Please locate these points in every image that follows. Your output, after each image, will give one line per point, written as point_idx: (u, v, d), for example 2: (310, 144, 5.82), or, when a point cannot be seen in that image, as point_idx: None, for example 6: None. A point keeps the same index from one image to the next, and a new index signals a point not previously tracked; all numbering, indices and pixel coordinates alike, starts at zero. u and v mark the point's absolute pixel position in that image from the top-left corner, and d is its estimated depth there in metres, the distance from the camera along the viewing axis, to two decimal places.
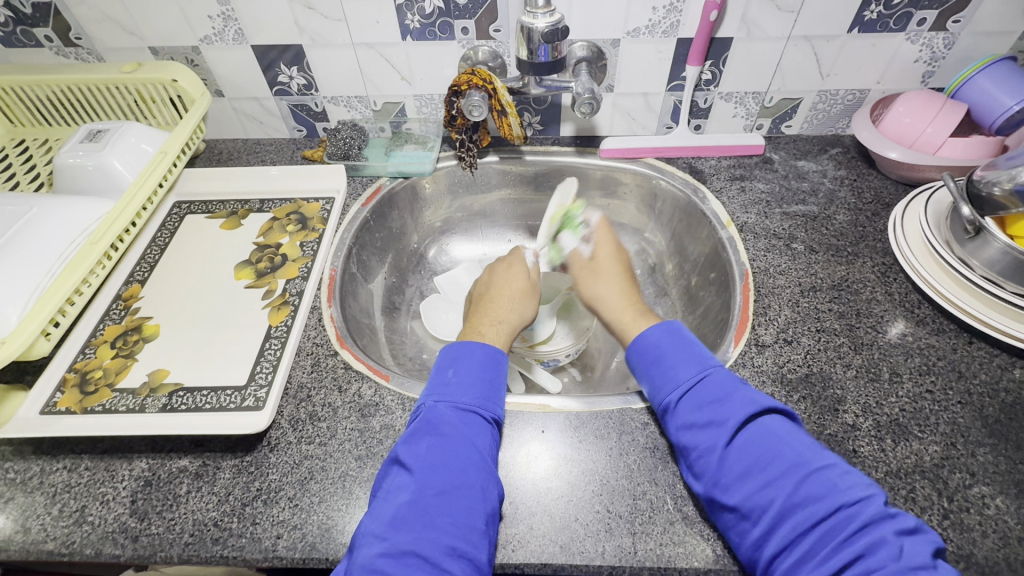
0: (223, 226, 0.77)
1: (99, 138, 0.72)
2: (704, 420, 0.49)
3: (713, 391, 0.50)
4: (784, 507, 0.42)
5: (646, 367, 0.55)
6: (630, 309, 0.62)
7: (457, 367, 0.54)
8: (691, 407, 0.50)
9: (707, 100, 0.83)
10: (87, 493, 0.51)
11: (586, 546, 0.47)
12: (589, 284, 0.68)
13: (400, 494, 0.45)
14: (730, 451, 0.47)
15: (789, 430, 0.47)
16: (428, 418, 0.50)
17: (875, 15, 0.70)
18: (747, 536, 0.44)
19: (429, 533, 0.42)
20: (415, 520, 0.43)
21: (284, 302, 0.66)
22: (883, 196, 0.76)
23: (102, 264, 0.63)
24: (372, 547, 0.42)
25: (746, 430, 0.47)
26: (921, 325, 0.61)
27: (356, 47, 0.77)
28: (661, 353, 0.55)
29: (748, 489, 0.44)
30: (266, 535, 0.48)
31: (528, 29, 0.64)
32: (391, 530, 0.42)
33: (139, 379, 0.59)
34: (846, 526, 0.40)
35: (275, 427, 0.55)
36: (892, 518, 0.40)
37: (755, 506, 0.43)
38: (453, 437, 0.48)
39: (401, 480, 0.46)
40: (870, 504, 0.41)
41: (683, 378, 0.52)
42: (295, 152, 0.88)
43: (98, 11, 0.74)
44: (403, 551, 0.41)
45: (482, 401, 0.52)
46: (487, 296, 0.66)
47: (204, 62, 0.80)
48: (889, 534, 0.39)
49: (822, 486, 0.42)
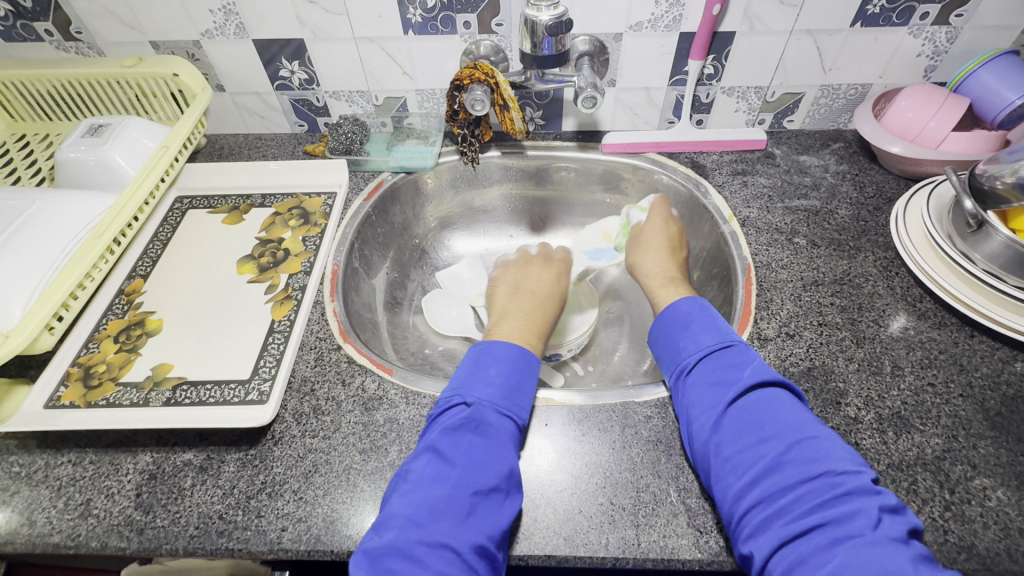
0: (224, 221, 0.77)
1: (101, 133, 0.72)
2: (717, 378, 0.51)
3: (730, 358, 0.52)
4: (771, 464, 0.44)
5: (672, 328, 0.58)
6: (663, 280, 0.67)
7: (506, 373, 0.55)
8: (705, 367, 0.52)
9: (709, 95, 0.83)
10: (92, 486, 0.51)
11: (589, 538, 0.47)
12: (640, 245, 0.74)
13: (434, 488, 0.45)
14: (731, 409, 0.48)
15: (793, 404, 0.48)
16: (473, 415, 0.50)
17: (878, 9, 0.70)
18: (729, 489, 0.44)
19: (464, 527, 0.43)
20: (453, 513, 0.44)
21: (287, 297, 0.66)
22: (885, 191, 0.76)
23: (104, 258, 0.63)
24: (409, 533, 0.42)
25: (752, 395, 0.49)
26: (922, 319, 0.61)
27: (357, 41, 0.76)
28: (688, 318, 0.57)
29: (741, 446, 0.46)
30: (271, 527, 0.48)
31: (532, 22, 0.64)
32: (428, 519, 0.43)
33: (143, 373, 0.59)
34: (828, 491, 0.41)
35: (279, 421, 0.55)
36: (877, 493, 0.41)
37: (744, 461, 0.45)
38: (494, 441, 0.49)
39: (435, 471, 0.46)
40: (856, 477, 0.42)
41: (706, 342, 0.54)
42: (296, 147, 0.88)
43: (98, 5, 0.74)
44: (439, 542, 0.42)
45: (519, 409, 0.53)
46: (521, 296, 0.67)
47: (205, 57, 0.80)
48: (869, 506, 0.40)
49: (814, 453, 0.43)
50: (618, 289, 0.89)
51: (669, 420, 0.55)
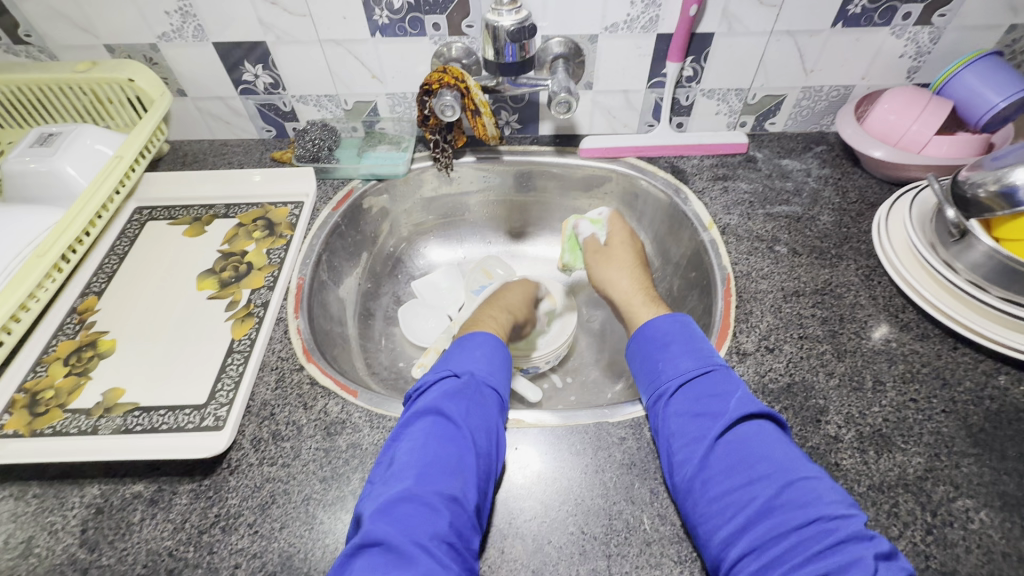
0: (186, 233, 0.74)
1: (51, 142, 0.68)
2: (701, 408, 0.49)
3: (713, 386, 0.50)
4: (762, 508, 0.42)
5: (653, 351, 0.56)
6: (641, 299, 0.65)
7: (488, 351, 0.58)
8: (688, 397, 0.50)
9: (689, 97, 0.81)
10: (34, 522, 0.48)
11: (559, 570, 0.45)
12: (604, 267, 0.71)
13: (450, 445, 0.47)
14: (718, 444, 0.46)
15: (782, 438, 0.46)
16: (467, 385, 0.53)
17: (859, 9, 0.68)
18: (717, 533, 0.42)
19: (474, 486, 0.45)
20: (466, 470, 0.45)
21: (248, 314, 0.63)
22: (867, 196, 0.75)
23: (52, 276, 0.59)
24: (426, 485, 0.44)
25: (738, 428, 0.47)
26: (905, 330, 0.60)
27: (323, 44, 0.73)
28: (668, 340, 0.56)
29: (729, 485, 0.44)
30: (223, 564, 0.46)
31: (494, 27, 0.61)
32: (445, 474, 0.45)
33: (92, 399, 0.56)
34: (823, 538, 0.39)
35: (236, 448, 0.53)
36: (871, 539, 0.39)
37: (733, 502, 0.43)
38: (487, 409, 0.51)
39: (447, 432, 0.48)
40: (850, 522, 0.40)
41: (686, 367, 0.52)
42: (264, 153, 0.85)
43: (46, 6, 0.70)
44: (454, 495, 0.44)
45: (507, 386, 0.56)
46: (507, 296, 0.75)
47: (164, 61, 0.76)
48: (867, 556, 0.38)
49: (807, 494, 0.42)
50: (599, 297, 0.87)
51: (644, 442, 0.52)
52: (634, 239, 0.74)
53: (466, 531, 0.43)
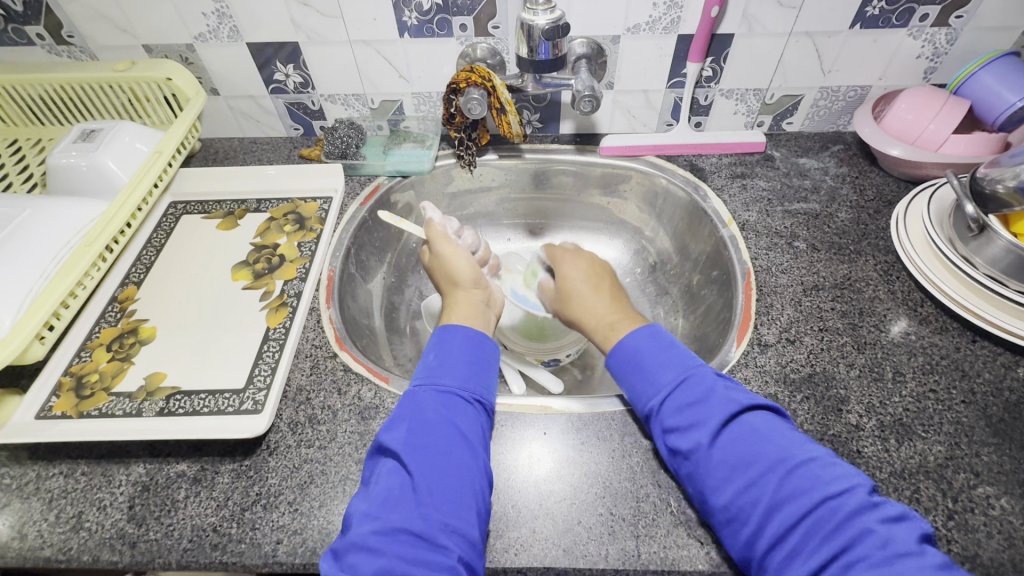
0: (219, 227, 0.76)
1: (93, 138, 0.71)
2: (684, 422, 0.48)
3: (692, 392, 0.49)
4: (771, 504, 0.42)
5: (627, 372, 0.54)
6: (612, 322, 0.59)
7: (440, 353, 0.54)
8: (671, 411, 0.49)
9: (708, 98, 0.82)
10: (84, 499, 0.50)
11: (589, 549, 0.47)
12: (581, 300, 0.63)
13: (391, 478, 0.45)
14: (712, 453, 0.45)
15: (771, 425, 0.46)
16: (409, 402, 0.50)
17: (878, 11, 0.70)
18: (739, 536, 0.43)
19: (421, 511, 0.43)
20: (407, 499, 0.44)
21: (282, 304, 0.66)
22: (885, 194, 0.76)
23: (96, 266, 0.62)
24: (364, 525, 0.42)
25: (727, 431, 0.46)
26: (924, 324, 0.61)
27: (353, 45, 0.76)
28: (641, 356, 0.53)
29: (735, 488, 0.43)
30: (266, 540, 0.47)
31: (528, 26, 0.63)
32: (383, 509, 0.43)
33: (136, 383, 0.58)
34: (830, 518, 0.40)
35: (274, 431, 0.55)
36: (875, 506, 0.40)
37: (742, 504, 0.43)
38: (431, 419, 0.48)
39: (388, 464, 0.46)
40: (853, 494, 0.41)
41: (663, 381, 0.51)
42: (292, 151, 0.87)
43: (89, 8, 0.73)
44: (395, 528, 0.42)
45: (463, 382, 0.52)
46: (432, 261, 0.65)
47: (198, 60, 0.79)
48: (874, 523, 0.39)
49: (806, 480, 0.42)
50: None
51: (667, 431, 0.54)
52: (577, 252, 0.68)
53: (425, 556, 0.41)
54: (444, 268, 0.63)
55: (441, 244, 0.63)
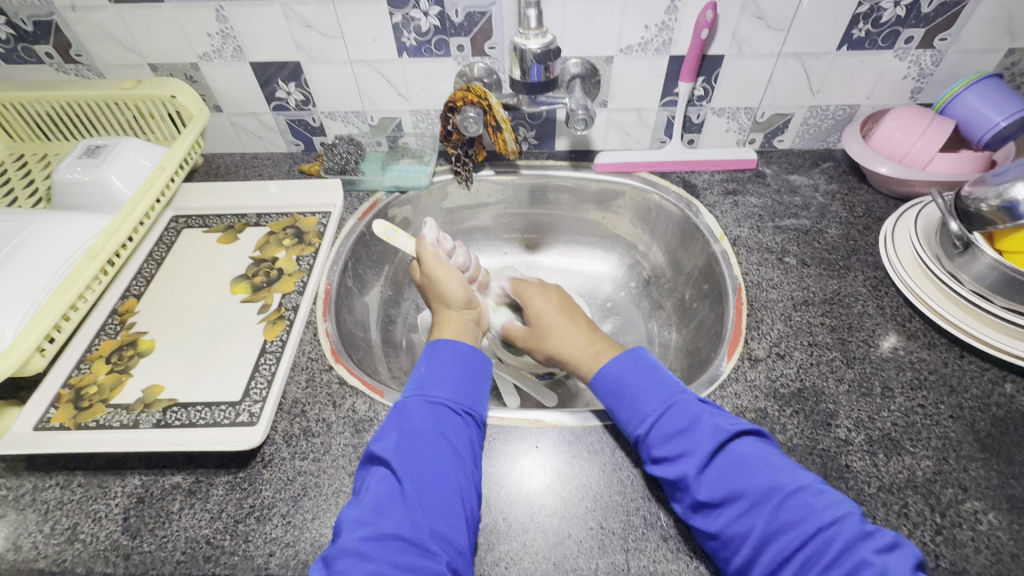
0: (219, 241, 0.77)
1: (98, 154, 0.73)
2: (674, 450, 0.48)
3: (680, 421, 0.49)
4: (764, 534, 0.42)
5: (613, 397, 0.54)
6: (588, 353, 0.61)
7: (431, 364, 0.55)
8: (659, 440, 0.49)
9: (700, 116, 0.84)
10: (79, 510, 0.51)
11: (579, 563, 0.47)
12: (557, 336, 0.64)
13: (381, 486, 0.45)
14: (704, 481, 0.46)
15: (759, 452, 0.46)
16: (399, 412, 0.51)
17: (864, 33, 0.72)
18: (735, 565, 0.43)
19: (411, 517, 0.44)
20: (397, 505, 0.44)
21: (280, 317, 0.67)
22: (874, 210, 0.77)
23: (98, 279, 0.63)
24: (355, 532, 0.43)
25: (717, 459, 0.46)
26: (913, 339, 0.62)
27: (353, 64, 0.78)
28: (626, 384, 0.54)
29: (728, 519, 0.44)
30: (258, 552, 0.48)
31: (521, 49, 0.65)
32: (373, 516, 0.43)
33: (133, 395, 0.59)
34: (827, 549, 0.40)
35: (269, 443, 0.55)
36: (870, 536, 0.40)
37: (734, 534, 0.43)
38: (422, 429, 0.49)
39: (379, 472, 0.47)
40: (846, 523, 0.41)
41: (650, 409, 0.51)
42: (292, 166, 0.89)
43: (98, 28, 0.75)
44: (385, 535, 0.42)
45: (454, 393, 0.52)
46: (423, 280, 0.64)
47: (203, 79, 0.81)
48: (869, 555, 0.39)
49: (799, 510, 0.42)
50: (612, 306, 0.90)
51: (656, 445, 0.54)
52: (548, 288, 0.72)
53: (415, 560, 0.41)
54: (438, 288, 0.62)
55: (435, 266, 0.62)
